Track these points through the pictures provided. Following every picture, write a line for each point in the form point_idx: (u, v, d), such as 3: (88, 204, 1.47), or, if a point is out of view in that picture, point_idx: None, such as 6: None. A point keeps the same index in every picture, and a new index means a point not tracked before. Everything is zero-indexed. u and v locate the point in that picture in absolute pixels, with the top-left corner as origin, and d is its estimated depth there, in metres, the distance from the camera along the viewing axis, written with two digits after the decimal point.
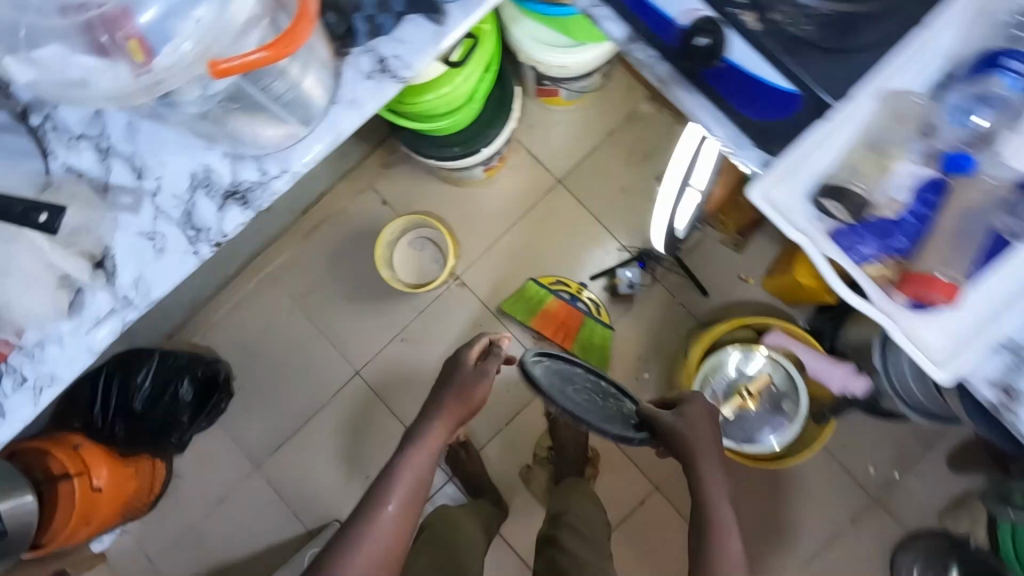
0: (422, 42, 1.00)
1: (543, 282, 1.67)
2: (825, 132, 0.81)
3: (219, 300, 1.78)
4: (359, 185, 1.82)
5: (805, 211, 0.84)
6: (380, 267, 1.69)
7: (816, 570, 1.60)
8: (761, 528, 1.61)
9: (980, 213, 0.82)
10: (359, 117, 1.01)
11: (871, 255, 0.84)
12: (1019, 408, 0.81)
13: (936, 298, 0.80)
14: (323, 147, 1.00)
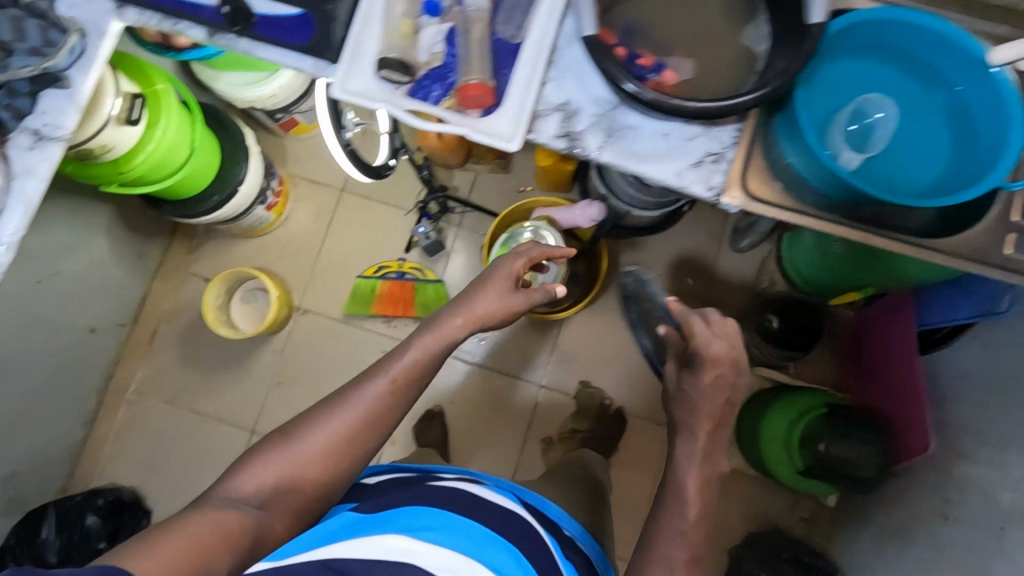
0: (63, 107, 0.98)
1: (368, 274, 1.85)
2: (363, 19, 0.89)
3: (99, 437, 1.84)
4: (173, 277, 1.92)
5: (376, 86, 0.90)
6: (216, 329, 1.74)
7: None
8: (637, 379, 1.80)
9: (487, 32, 0.91)
10: (42, 181, 0.96)
11: (434, 95, 0.92)
12: (586, 146, 0.91)
13: (483, 101, 0.88)
14: (22, 216, 0.94)
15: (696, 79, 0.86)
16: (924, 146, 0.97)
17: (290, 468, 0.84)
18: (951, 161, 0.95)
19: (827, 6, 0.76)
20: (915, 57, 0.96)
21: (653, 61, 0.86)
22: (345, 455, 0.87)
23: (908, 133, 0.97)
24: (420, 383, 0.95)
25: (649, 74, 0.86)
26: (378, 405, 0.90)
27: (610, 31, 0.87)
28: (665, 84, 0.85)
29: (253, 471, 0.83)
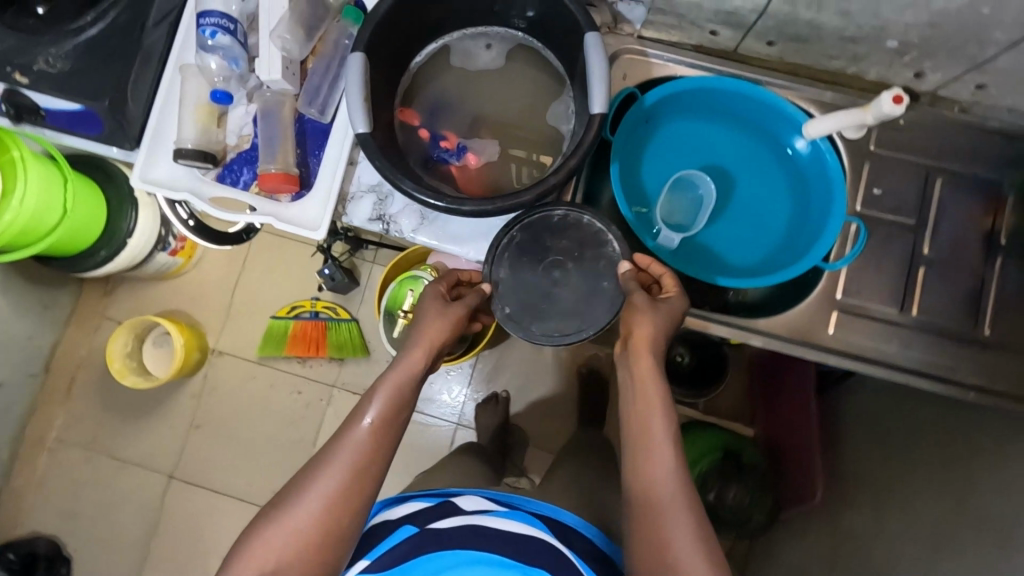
0: None
1: (281, 315, 1.82)
2: (163, 107, 0.86)
3: (15, 488, 1.82)
4: (87, 322, 1.89)
5: (182, 174, 0.87)
6: (123, 378, 1.72)
7: None
8: None
9: (297, 114, 0.88)
10: None
11: (244, 180, 0.89)
12: (401, 228, 0.87)
13: (286, 188, 0.85)
14: None
15: (500, 162, 0.83)
16: (767, 207, 0.91)
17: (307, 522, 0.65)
18: (792, 224, 0.90)
19: (609, 93, 0.72)
20: (747, 116, 0.90)
21: (455, 143, 0.83)
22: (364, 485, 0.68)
23: (749, 194, 0.92)
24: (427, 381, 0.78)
25: (451, 158, 0.83)
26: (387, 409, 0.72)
27: (412, 112, 0.84)
28: (468, 169, 0.83)
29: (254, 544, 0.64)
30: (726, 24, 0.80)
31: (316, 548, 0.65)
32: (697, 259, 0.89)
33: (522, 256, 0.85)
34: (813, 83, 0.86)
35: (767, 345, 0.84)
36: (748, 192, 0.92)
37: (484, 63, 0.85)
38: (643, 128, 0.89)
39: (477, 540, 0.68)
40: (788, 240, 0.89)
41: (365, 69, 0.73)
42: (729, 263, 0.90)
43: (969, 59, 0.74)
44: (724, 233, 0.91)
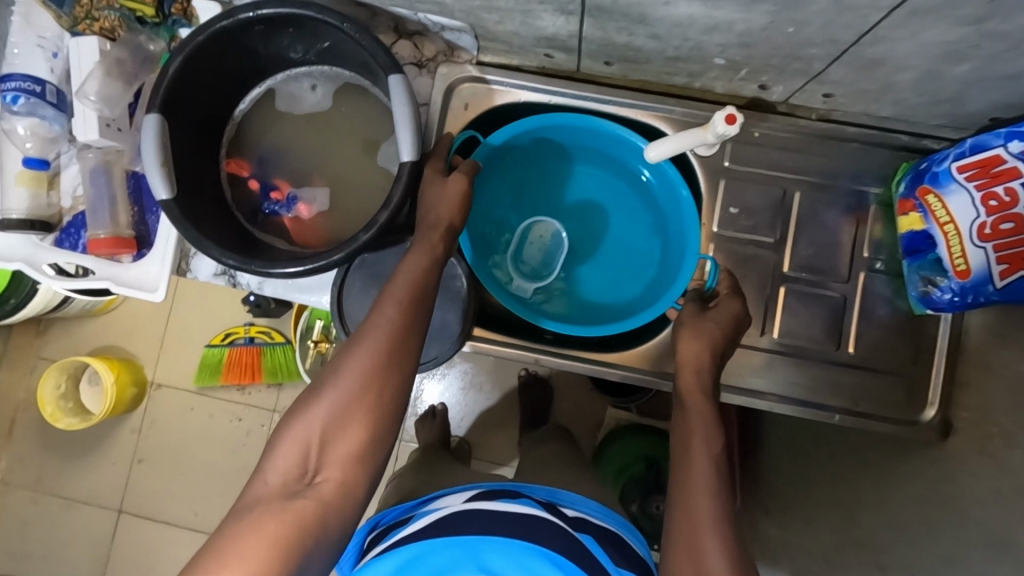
0: None
1: (214, 343, 1.80)
2: None
3: None
4: (22, 363, 1.88)
5: (15, 243, 0.84)
6: (56, 421, 1.71)
7: None
8: None
9: (128, 171, 0.84)
10: None
11: (82, 243, 0.86)
12: (243, 279, 0.84)
13: (122, 251, 0.82)
14: None
15: (333, 210, 0.80)
16: (636, 240, 0.87)
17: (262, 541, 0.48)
18: (660, 258, 0.85)
19: (416, 140, 0.68)
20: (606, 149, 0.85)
21: (285, 193, 0.79)
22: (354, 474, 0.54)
23: (615, 227, 0.88)
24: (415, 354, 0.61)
25: (280, 210, 0.79)
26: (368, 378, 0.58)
27: (240, 162, 0.80)
28: (300, 220, 0.80)
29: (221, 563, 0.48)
30: (555, 49, 0.76)
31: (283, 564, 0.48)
32: (562, 302, 0.86)
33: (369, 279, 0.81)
34: (661, 99, 0.82)
35: (627, 379, 0.82)
36: (616, 225, 0.88)
37: (310, 105, 0.80)
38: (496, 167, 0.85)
39: (488, 524, 0.66)
40: (655, 276, 0.85)
41: (163, 130, 0.69)
42: (595, 303, 0.86)
43: (802, 72, 0.70)
44: (591, 270, 0.87)
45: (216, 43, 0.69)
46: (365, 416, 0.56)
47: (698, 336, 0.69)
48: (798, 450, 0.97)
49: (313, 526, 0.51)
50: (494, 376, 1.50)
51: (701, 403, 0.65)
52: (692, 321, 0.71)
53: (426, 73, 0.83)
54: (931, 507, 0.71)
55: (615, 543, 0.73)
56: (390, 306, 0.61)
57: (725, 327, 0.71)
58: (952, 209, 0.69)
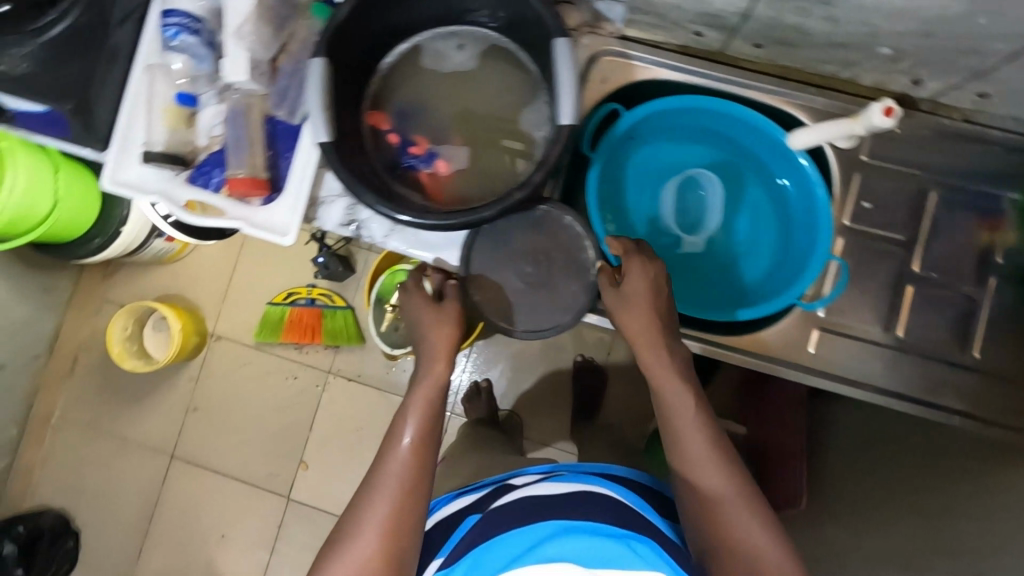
0: None
1: (277, 301, 1.83)
2: (131, 107, 0.84)
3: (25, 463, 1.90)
4: (88, 305, 1.92)
5: (152, 176, 0.86)
6: (123, 362, 1.75)
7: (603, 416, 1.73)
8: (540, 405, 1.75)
9: (266, 115, 0.85)
10: None
11: (213, 181, 0.87)
12: (371, 231, 0.85)
13: (256, 194, 0.85)
14: None
15: (469, 169, 0.80)
16: (754, 232, 0.87)
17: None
18: (778, 254, 0.85)
19: (578, 103, 0.69)
20: (740, 141, 0.85)
21: (425, 149, 0.81)
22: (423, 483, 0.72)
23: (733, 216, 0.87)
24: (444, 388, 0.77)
25: (419, 165, 0.80)
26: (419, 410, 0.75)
27: (382, 115, 0.81)
28: (437, 176, 0.80)
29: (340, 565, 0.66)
30: (710, 26, 0.76)
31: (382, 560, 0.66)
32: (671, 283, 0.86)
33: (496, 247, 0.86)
34: (803, 88, 0.81)
35: (744, 363, 0.81)
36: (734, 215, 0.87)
37: (456, 65, 0.81)
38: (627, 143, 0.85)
39: (531, 507, 0.69)
40: (771, 271, 0.85)
41: (327, 74, 0.71)
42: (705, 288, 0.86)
43: (967, 69, 0.69)
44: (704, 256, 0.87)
45: None
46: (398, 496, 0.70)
47: (635, 313, 0.76)
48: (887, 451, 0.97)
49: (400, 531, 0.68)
50: (558, 357, 1.51)
51: (675, 385, 0.74)
52: (635, 300, 0.76)
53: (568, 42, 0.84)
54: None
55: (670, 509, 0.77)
56: (404, 432, 0.74)
57: (653, 289, 0.77)
58: None
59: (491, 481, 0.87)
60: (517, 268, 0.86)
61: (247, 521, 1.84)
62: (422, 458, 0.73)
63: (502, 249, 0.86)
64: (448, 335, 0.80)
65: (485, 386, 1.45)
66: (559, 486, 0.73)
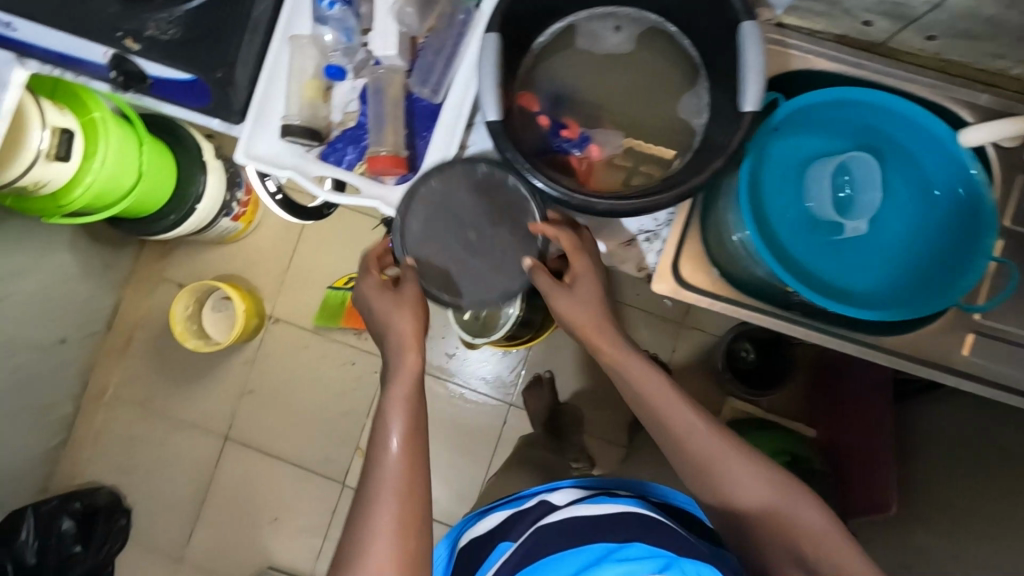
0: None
1: (338, 286, 1.81)
2: (270, 79, 0.82)
3: (77, 440, 1.88)
4: (145, 282, 1.91)
5: (286, 151, 0.84)
6: (185, 341, 1.73)
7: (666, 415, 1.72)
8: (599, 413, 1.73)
9: (406, 93, 0.84)
10: None
11: (348, 159, 0.86)
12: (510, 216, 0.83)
13: (394, 171, 0.82)
14: None
15: (623, 156, 0.78)
16: (901, 238, 0.83)
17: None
18: (925, 262, 0.81)
19: (763, 90, 0.66)
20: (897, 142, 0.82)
21: (577, 132, 0.78)
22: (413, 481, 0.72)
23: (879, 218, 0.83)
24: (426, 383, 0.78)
25: (572, 148, 0.78)
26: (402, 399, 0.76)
27: (530, 97, 0.79)
28: (590, 161, 0.78)
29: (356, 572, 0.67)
30: (885, 15, 0.74)
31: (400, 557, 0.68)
32: (812, 281, 0.81)
33: (434, 214, 0.83)
34: (967, 84, 0.79)
35: (893, 363, 0.80)
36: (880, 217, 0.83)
37: (612, 47, 0.79)
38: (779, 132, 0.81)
39: (563, 534, 0.75)
40: (917, 279, 0.81)
41: (500, 50, 0.69)
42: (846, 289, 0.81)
43: None
44: (845, 257, 0.83)
45: None
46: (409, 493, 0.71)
47: (583, 308, 0.81)
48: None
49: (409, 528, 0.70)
50: None
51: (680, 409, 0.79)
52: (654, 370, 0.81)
53: None
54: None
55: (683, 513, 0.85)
56: (392, 416, 0.75)
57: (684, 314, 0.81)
58: None
59: (516, 498, 0.94)
60: (459, 233, 0.84)
61: (301, 506, 1.83)
62: (414, 457, 0.73)
63: (432, 215, 0.83)
64: (410, 324, 0.79)
65: (546, 378, 1.60)
66: (586, 509, 0.79)
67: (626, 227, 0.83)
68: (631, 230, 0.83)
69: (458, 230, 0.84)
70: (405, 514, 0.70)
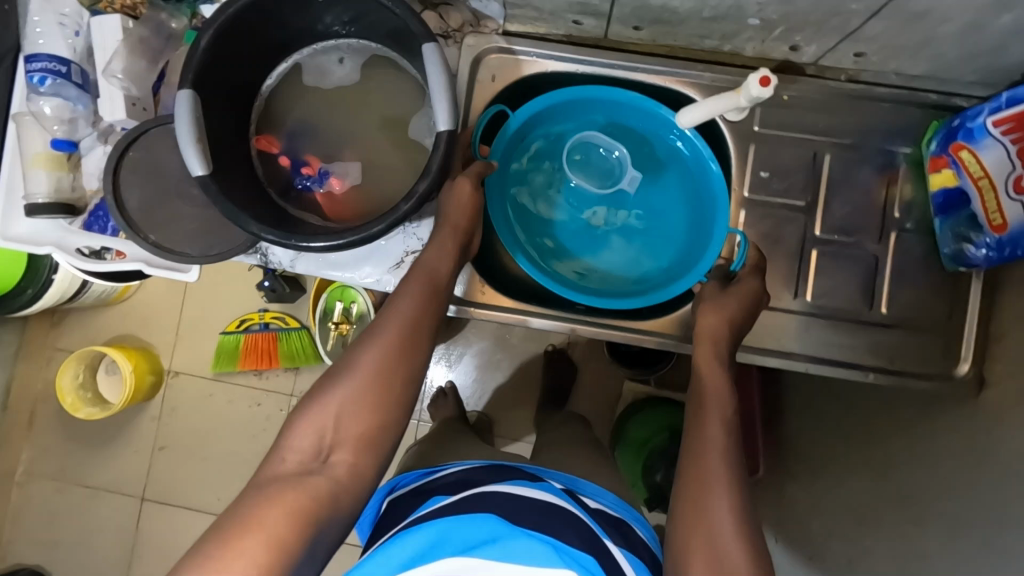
0: None
1: (230, 329, 1.71)
2: (12, 161, 0.82)
3: None
4: (36, 355, 1.78)
5: (46, 226, 0.84)
6: (76, 412, 1.66)
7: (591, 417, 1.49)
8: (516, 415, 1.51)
9: None
10: None
11: (110, 227, 0.84)
12: (275, 255, 0.84)
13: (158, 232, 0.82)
14: None
15: (364, 184, 0.79)
16: (662, 213, 0.87)
17: (260, 538, 0.51)
18: (688, 233, 0.85)
19: (452, 109, 0.68)
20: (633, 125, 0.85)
21: (317, 169, 0.79)
22: (400, 372, 0.64)
23: (638, 201, 0.87)
24: (437, 306, 0.70)
25: (313, 185, 0.79)
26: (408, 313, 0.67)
27: (270, 139, 0.79)
28: (332, 195, 0.79)
29: (280, 456, 0.58)
30: (585, 14, 0.76)
31: (352, 430, 0.60)
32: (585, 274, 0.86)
33: (147, 178, 0.79)
34: (689, 65, 0.81)
35: (664, 346, 0.82)
36: (640, 199, 0.87)
37: (339, 79, 0.80)
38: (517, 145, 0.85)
39: (498, 507, 0.66)
40: (682, 250, 0.85)
41: (195, 106, 0.68)
42: (620, 278, 0.86)
43: (837, 30, 0.70)
44: (615, 244, 0.87)
45: (246, 18, 0.69)
46: (379, 405, 0.62)
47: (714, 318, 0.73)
48: (831, 411, 0.97)
49: (323, 502, 0.56)
50: (520, 350, 1.50)
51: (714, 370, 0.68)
52: (717, 297, 0.74)
53: (452, 43, 0.83)
54: (978, 462, 0.70)
55: (638, 539, 0.74)
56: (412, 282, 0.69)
57: (746, 304, 0.74)
58: (986, 164, 0.69)
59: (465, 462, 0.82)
60: (184, 196, 0.80)
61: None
62: (424, 319, 0.68)
63: (152, 188, 0.79)
64: (467, 203, 0.74)
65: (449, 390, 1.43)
66: (527, 491, 0.70)
67: (394, 250, 0.84)
68: (398, 252, 0.84)
69: (184, 196, 0.80)
70: (384, 388, 0.62)
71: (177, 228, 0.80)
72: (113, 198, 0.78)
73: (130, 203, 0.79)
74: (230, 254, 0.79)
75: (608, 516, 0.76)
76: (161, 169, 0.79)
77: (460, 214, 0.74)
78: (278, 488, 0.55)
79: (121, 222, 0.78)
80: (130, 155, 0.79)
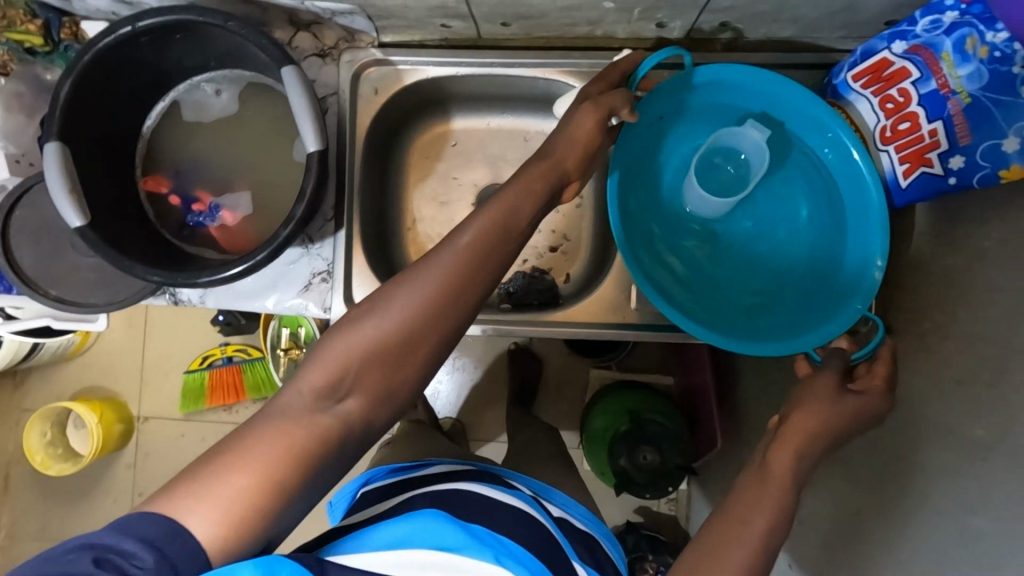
0: None
1: (193, 368, 1.69)
2: None
3: None
4: (7, 418, 1.77)
5: None
6: (48, 470, 1.64)
7: (558, 410, 1.49)
8: (484, 417, 1.50)
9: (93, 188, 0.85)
10: None
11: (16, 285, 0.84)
12: (186, 293, 0.84)
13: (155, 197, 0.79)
14: None
15: (257, 212, 0.79)
16: (796, 222, 0.73)
17: (250, 474, 0.45)
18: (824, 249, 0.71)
19: (320, 128, 0.68)
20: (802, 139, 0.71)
21: (207, 203, 0.79)
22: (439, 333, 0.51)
23: (773, 219, 0.74)
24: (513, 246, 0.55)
25: (206, 221, 0.79)
26: (472, 244, 0.52)
27: (157, 179, 0.79)
28: (227, 227, 0.79)
29: (306, 367, 0.49)
30: (451, 17, 0.76)
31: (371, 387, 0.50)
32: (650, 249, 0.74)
33: (39, 233, 0.79)
34: (565, 53, 0.82)
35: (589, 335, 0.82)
36: (762, 213, 0.74)
37: (218, 111, 0.80)
38: (689, 98, 0.73)
39: (485, 512, 0.64)
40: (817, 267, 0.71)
41: (66, 158, 0.68)
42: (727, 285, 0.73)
43: (692, 3, 0.70)
44: (710, 252, 0.74)
45: (106, 62, 0.69)
46: (430, 355, 0.51)
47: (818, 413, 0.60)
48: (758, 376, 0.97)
49: (308, 460, 0.47)
50: (477, 352, 1.50)
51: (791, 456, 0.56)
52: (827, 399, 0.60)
53: (330, 62, 0.83)
54: None
55: (604, 554, 0.76)
56: (479, 213, 0.53)
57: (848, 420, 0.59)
58: (857, 117, 0.70)
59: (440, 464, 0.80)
60: (79, 248, 0.80)
61: None
62: (487, 265, 0.53)
63: (45, 242, 0.79)
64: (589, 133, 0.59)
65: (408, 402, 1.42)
66: (511, 500, 0.68)
67: (300, 273, 0.84)
68: (305, 275, 0.84)
69: (81, 247, 0.80)
70: (421, 349, 0.51)
71: (78, 279, 0.80)
72: (6, 260, 0.77)
73: (24, 264, 0.78)
74: (133, 299, 0.78)
75: (575, 528, 0.77)
76: (54, 223, 0.79)
77: (580, 140, 0.59)
78: (283, 421, 0.47)
79: (16, 280, 0.77)
80: (19, 213, 0.79)
